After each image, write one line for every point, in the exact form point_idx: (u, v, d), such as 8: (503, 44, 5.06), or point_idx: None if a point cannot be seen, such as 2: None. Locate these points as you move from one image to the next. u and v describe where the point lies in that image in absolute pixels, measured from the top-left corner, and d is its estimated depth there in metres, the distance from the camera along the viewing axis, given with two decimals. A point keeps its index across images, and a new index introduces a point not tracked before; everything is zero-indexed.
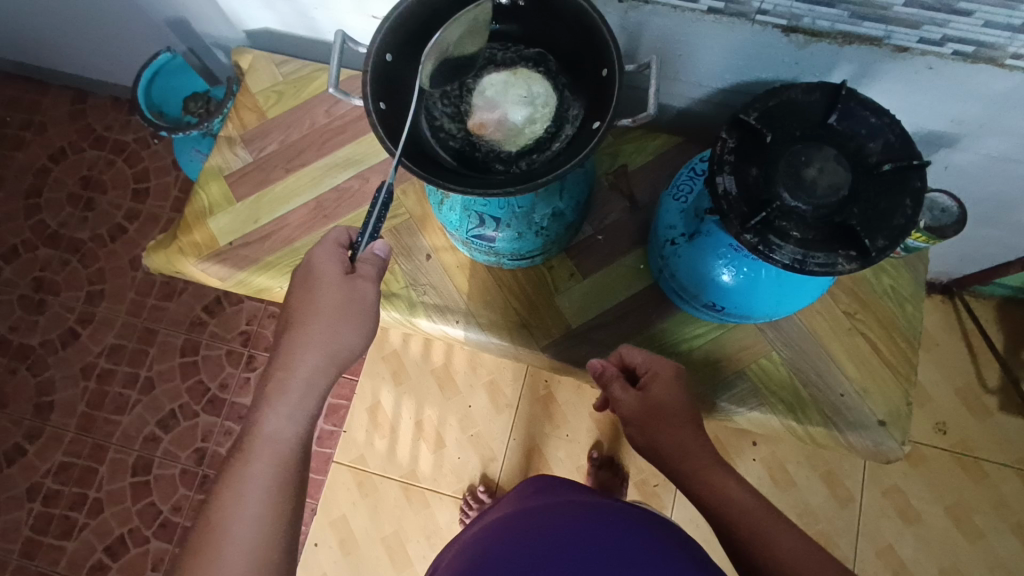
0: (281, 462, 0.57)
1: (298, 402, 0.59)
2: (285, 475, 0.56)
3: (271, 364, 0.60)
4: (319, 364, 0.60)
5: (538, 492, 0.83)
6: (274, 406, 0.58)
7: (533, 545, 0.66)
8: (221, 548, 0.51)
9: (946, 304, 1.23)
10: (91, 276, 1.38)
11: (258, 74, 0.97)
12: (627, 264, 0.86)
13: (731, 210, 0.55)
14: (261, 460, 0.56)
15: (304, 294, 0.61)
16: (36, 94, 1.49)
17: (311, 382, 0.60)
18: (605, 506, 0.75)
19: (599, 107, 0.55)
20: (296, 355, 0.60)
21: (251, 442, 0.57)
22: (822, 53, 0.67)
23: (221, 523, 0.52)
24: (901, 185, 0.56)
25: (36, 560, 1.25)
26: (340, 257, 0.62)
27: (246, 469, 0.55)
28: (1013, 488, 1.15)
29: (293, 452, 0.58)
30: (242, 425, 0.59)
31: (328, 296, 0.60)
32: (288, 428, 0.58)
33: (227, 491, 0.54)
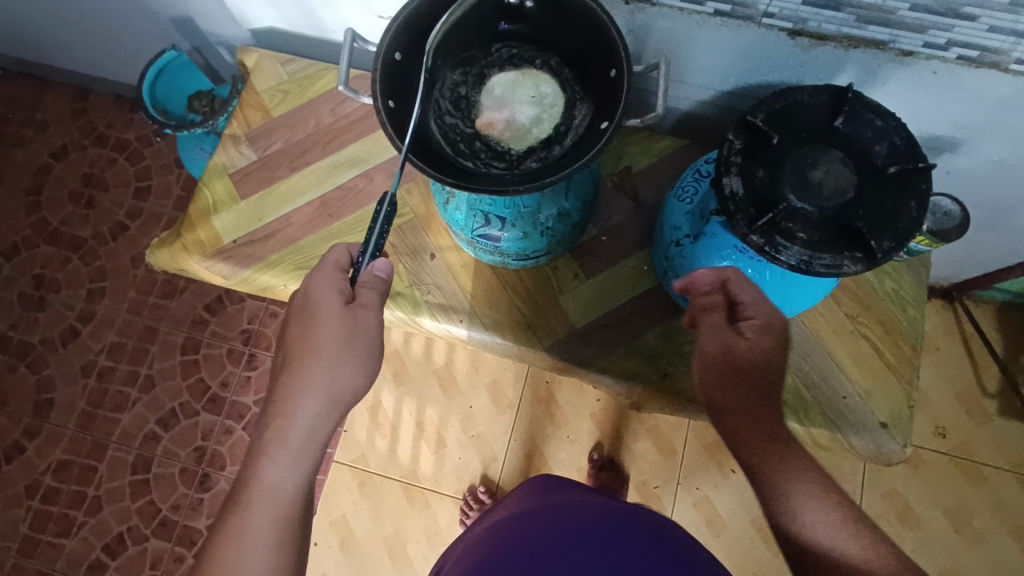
0: (281, 512, 0.57)
1: (298, 452, 0.59)
2: (284, 527, 0.56)
3: (271, 408, 0.60)
4: (320, 410, 0.59)
5: (546, 490, 0.84)
6: (274, 455, 0.58)
7: (538, 554, 0.65)
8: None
9: (945, 308, 1.23)
10: (92, 274, 1.38)
11: (263, 73, 0.97)
12: (630, 265, 0.86)
13: (737, 211, 0.56)
14: (262, 513, 0.56)
15: (303, 333, 0.61)
16: (37, 92, 1.49)
17: (312, 429, 0.59)
18: (608, 508, 0.74)
19: (607, 107, 0.56)
20: (297, 400, 0.59)
21: (252, 494, 0.57)
22: (828, 57, 0.68)
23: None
24: (905, 187, 0.56)
25: (34, 558, 1.24)
26: (340, 284, 0.62)
27: (245, 522, 0.55)
28: (1012, 492, 1.16)
29: (292, 502, 0.57)
30: (240, 474, 0.58)
31: (331, 334, 0.60)
32: (289, 478, 0.58)
33: (225, 549, 0.54)
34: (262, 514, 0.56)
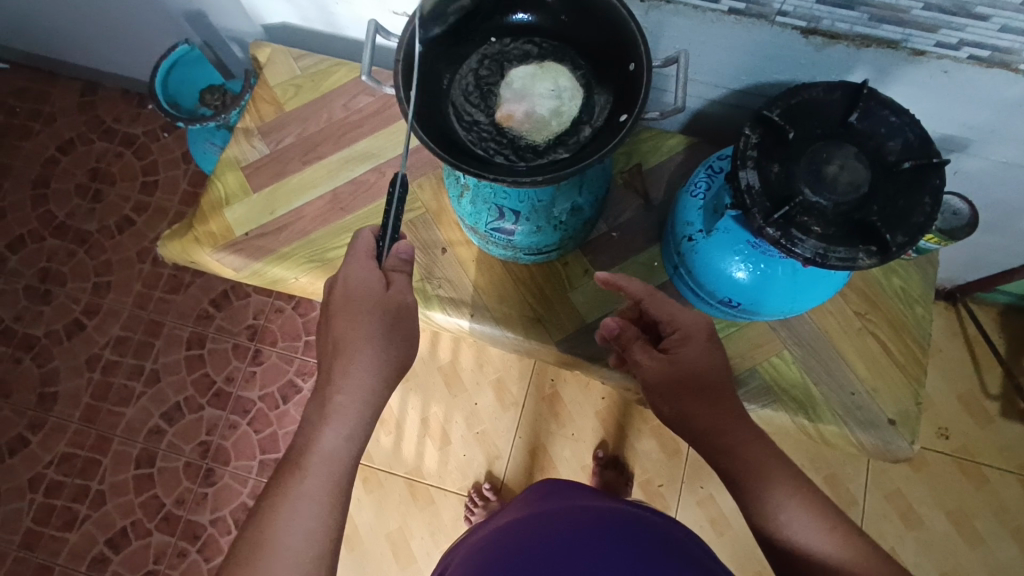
0: (331, 480, 0.58)
1: (354, 423, 0.60)
2: (333, 500, 0.57)
3: (328, 380, 0.61)
4: (372, 389, 0.61)
5: (544, 497, 0.83)
6: (332, 423, 0.60)
7: (566, 540, 0.67)
8: (271, 565, 0.52)
9: (949, 311, 1.24)
10: (98, 268, 1.38)
11: (276, 67, 0.98)
12: (640, 262, 0.87)
13: (753, 204, 0.56)
14: (317, 478, 0.57)
15: (353, 318, 0.62)
16: (45, 85, 1.49)
17: (366, 406, 0.61)
18: (618, 512, 0.75)
19: (627, 100, 0.56)
20: (351, 376, 0.61)
21: (308, 458, 0.58)
22: (840, 56, 0.68)
23: (272, 539, 0.54)
24: (919, 183, 0.57)
25: (36, 551, 1.24)
26: (375, 270, 0.63)
27: (300, 486, 0.56)
28: (1014, 494, 1.16)
29: (342, 476, 0.59)
30: (298, 439, 0.60)
31: (375, 318, 0.62)
32: (342, 450, 0.60)
33: (279, 509, 0.55)
34: (314, 482, 0.57)
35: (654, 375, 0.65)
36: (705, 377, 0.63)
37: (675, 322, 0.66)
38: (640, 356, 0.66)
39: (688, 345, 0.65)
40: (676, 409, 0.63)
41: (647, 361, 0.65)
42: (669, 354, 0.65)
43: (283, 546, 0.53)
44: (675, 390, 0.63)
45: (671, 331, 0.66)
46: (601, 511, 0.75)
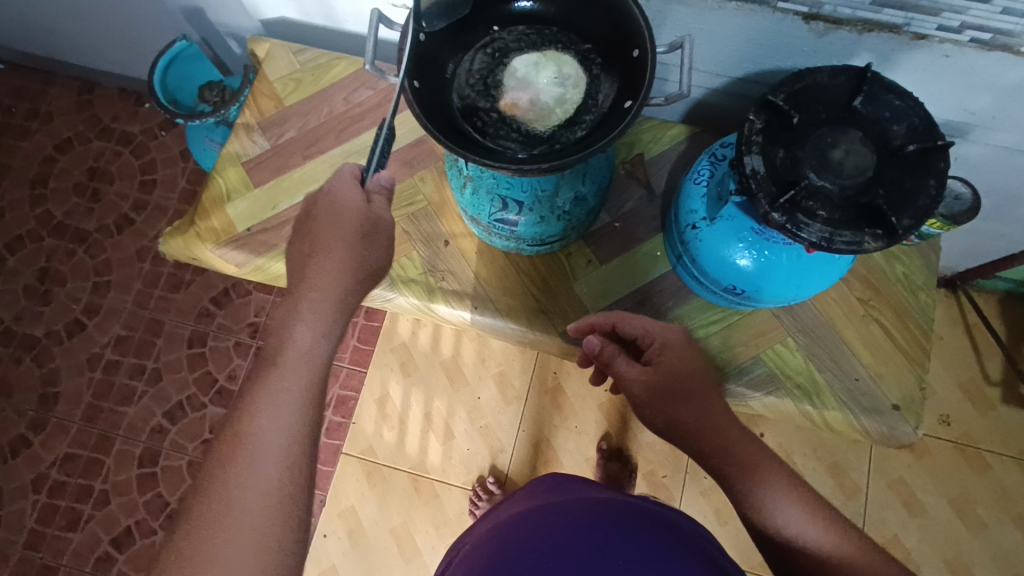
0: (307, 374, 0.58)
1: (330, 322, 0.61)
2: (310, 397, 0.58)
3: (300, 283, 0.61)
4: (346, 292, 0.61)
5: (553, 491, 0.83)
6: (306, 321, 0.60)
7: (566, 533, 0.67)
8: (251, 455, 0.54)
9: (950, 298, 1.25)
10: (97, 268, 1.38)
11: (275, 62, 0.97)
12: (643, 252, 0.87)
13: (759, 189, 0.57)
14: (294, 374, 0.58)
15: (329, 226, 0.61)
16: (42, 85, 1.49)
17: (339, 307, 0.61)
18: (620, 504, 0.75)
19: (632, 87, 0.56)
20: (323, 277, 0.60)
21: (284, 356, 0.59)
22: (842, 41, 0.68)
23: (252, 432, 0.54)
24: (924, 166, 0.57)
25: (40, 551, 1.23)
26: (357, 190, 0.62)
27: (277, 385, 0.57)
28: (1015, 479, 1.17)
29: (318, 373, 0.59)
30: (272, 339, 0.60)
31: (352, 223, 0.61)
32: (317, 350, 0.60)
33: (257, 406, 0.55)
34: (292, 380, 0.58)
35: (641, 386, 0.66)
36: (689, 380, 0.65)
37: (651, 333, 0.69)
38: (625, 369, 0.68)
39: (668, 352, 0.67)
40: (669, 421, 0.64)
41: (631, 373, 0.67)
42: (653, 364, 0.67)
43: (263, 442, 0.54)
44: (663, 395, 0.65)
45: (649, 341, 0.69)
46: (613, 507, 0.74)
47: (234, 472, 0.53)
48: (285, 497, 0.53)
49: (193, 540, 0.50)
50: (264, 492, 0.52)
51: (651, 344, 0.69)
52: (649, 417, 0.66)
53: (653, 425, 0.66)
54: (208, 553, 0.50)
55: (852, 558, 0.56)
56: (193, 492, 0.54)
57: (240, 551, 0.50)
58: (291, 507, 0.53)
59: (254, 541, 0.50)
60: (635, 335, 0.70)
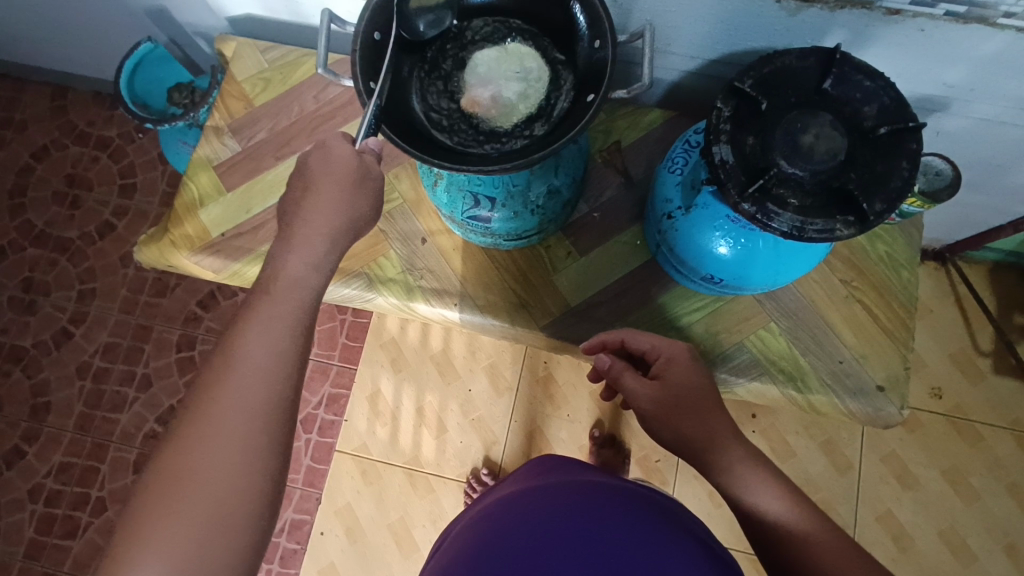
0: (298, 301, 0.57)
1: (321, 253, 0.59)
2: (300, 326, 0.56)
3: (293, 213, 0.59)
4: (335, 230, 0.59)
5: (549, 469, 0.80)
6: (297, 250, 0.58)
7: (568, 509, 0.66)
8: (236, 376, 0.52)
9: (939, 270, 1.24)
10: (81, 275, 1.36)
11: (242, 61, 0.95)
12: (623, 241, 0.86)
13: (728, 179, 0.56)
14: (285, 301, 0.56)
15: (322, 158, 0.59)
16: (14, 91, 1.46)
17: (331, 240, 0.59)
18: (619, 484, 0.74)
19: (594, 79, 0.55)
20: (314, 208, 0.58)
21: (276, 283, 0.57)
22: (814, 19, 0.66)
23: (239, 355, 0.53)
24: (896, 148, 0.56)
25: (40, 561, 1.24)
26: (346, 146, 0.59)
27: (267, 311, 0.55)
28: (1007, 449, 1.17)
29: (307, 305, 0.58)
30: (265, 268, 0.59)
31: (348, 162, 0.58)
32: (307, 279, 0.58)
33: (246, 327, 0.54)
34: (283, 305, 0.56)
35: (650, 402, 0.65)
36: (697, 395, 0.64)
37: (658, 349, 0.68)
38: (633, 385, 0.67)
39: (674, 366, 0.66)
40: (674, 433, 0.64)
41: (640, 391, 0.66)
42: (660, 379, 0.66)
43: (250, 365, 0.52)
44: (669, 409, 0.64)
45: (656, 356, 0.68)
46: (615, 487, 0.72)
47: (218, 392, 0.51)
48: (268, 423, 0.51)
49: (173, 458, 0.49)
50: (248, 415, 0.51)
51: (658, 358, 0.68)
52: (645, 416, 0.66)
53: (660, 438, 0.66)
54: (188, 473, 0.48)
55: (830, 542, 0.56)
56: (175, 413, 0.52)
57: (220, 474, 0.48)
58: (274, 436, 0.51)
59: (235, 466, 0.49)
60: (643, 350, 0.69)
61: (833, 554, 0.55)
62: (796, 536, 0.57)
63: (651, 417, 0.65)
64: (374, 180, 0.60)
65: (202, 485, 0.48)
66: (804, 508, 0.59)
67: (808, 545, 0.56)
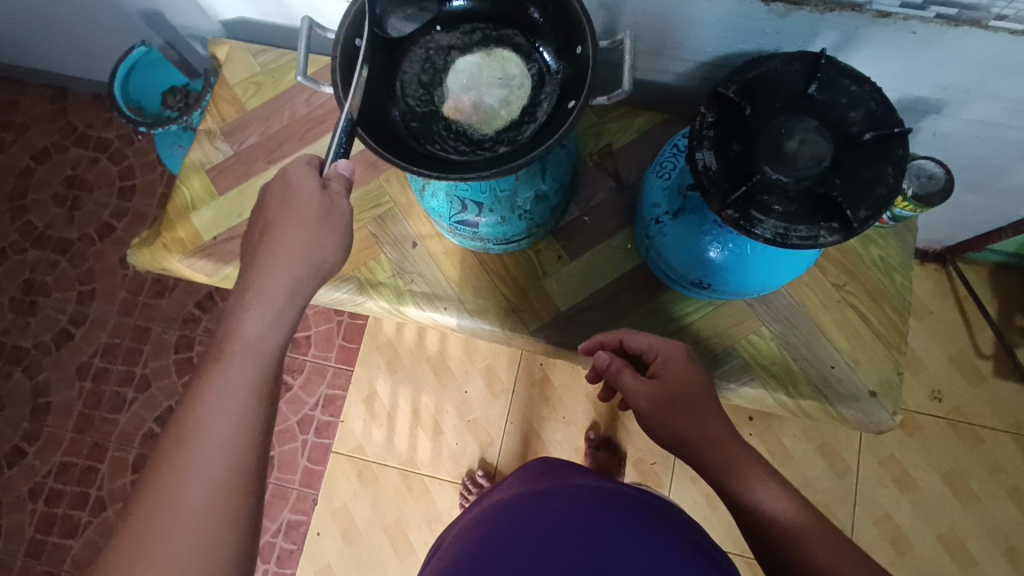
0: (259, 358, 0.56)
1: (280, 308, 0.58)
2: (262, 385, 0.55)
3: (251, 267, 0.59)
4: (297, 279, 0.58)
5: (544, 471, 0.78)
6: (255, 308, 0.57)
7: (559, 520, 0.63)
8: (194, 446, 0.51)
9: (939, 272, 1.23)
10: (80, 277, 1.37)
11: (234, 65, 0.96)
12: (613, 246, 0.85)
13: (712, 185, 0.55)
14: (243, 362, 0.55)
15: (281, 203, 0.58)
16: (15, 94, 1.47)
17: (292, 293, 0.59)
18: (616, 492, 0.70)
19: (575, 85, 0.54)
20: (274, 261, 0.58)
21: (232, 344, 0.56)
22: (804, 21, 0.65)
23: (196, 423, 0.52)
24: (882, 153, 0.55)
25: (41, 560, 1.25)
26: (312, 175, 0.58)
27: (225, 374, 0.54)
28: (1009, 453, 1.16)
29: (269, 362, 0.57)
30: (222, 326, 0.58)
31: (309, 205, 0.58)
32: (268, 336, 0.57)
33: (202, 394, 0.53)
34: (240, 366, 0.55)
35: (647, 399, 0.64)
36: (694, 394, 0.63)
37: (654, 348, 0.67)
38: (631, 383, 0.66)
39: (671, 365, 0.65)
40: (668, 430, 0.63)
41: (637, 386, 0.65)
42: (657, 378, 0.65)
43: (207, 432, 0.51)
44: (665, 407, 0.63)
45: (653, 356, 0.67)
46: (610, 492, 0.70)
47: (175, 464, 0.50)
48: (230, 492, 0.51)
49: (132, 536, 0.48)
50: (208, 487, 0.50)
51: (654, 358, 0.67)
52: (639, 412, 0.65)
53: (654, 434, 0.65)
54: (146, 550, 0.47)
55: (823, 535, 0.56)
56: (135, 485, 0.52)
57: (179, 552, 0.48)
58: (239, 505, 0.51)
59: (195, 541, 0.48)
60: (640, 350, 0.68)
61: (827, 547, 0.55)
62: (786, 536, 0.57)
63: (647, 416, 0.64)
64: (338, 217, 0.59)
65: (161, 565, 0.47)
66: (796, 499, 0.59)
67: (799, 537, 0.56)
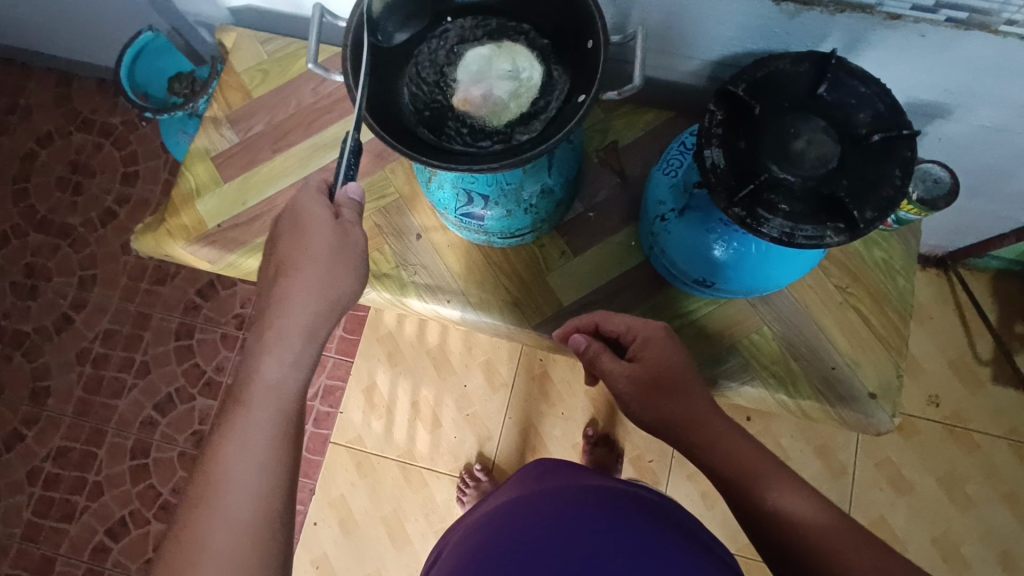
0: (280, 402, 0.57)
1: (298, 350, 0.58)
2: (284, 430, 0.56)
3: (266, 309, 0.59)
4: (316, 318, 0.59)
5: (545, 473, 0.78)
6: (273, 352, 0.58)
7: (553, 521, 0.63)
8: (223, 494, 0.52)
9: (940, 277, 1.23)
10: (83, 262, 1.37)
11: (242, 53, 0.95)
12: (617, 242, 0.86)
13: (718, 183, 0.55)
14: (264, 406, 0.56)
15: (293, 240, 0.59)
16: (20, 78, 1.47)
17: (309, 334, 0.59)
18: (616, 490, 0.70)
19: (585, 80, 0.54)
20: (290, 303, 0.58)
21: (252, 388, 0.57)
22: (813, 22, 0.65)
23: (222, 471, 0.53)
24: (889, 156, 0.55)
25: (38, 543, 1.26)
26: (322, 203, 0.59)
27: (245, 421, 0.55)
28: (1005, 458, 1.16)
29: (290, 406, 0.57)
30: (242, 371, 0.58)
31: (321, 240, 0.58)
32: (287, 379, 0.58)
33: (226, 442, 0.54)
34: (262, 411, 0.56)
35: (629, 382, 0.64)
36: (676, 374, 0.63)
37: (633, 330, 0.66)
38: (610, 365, 0.66)
39: (651, 347, 0.64)
40: (656, 415, 0.63)
41: (617, 369, 0.65)
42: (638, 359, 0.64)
43: (234, 478, 0.52)
44: (649, 390, 0.63)
45: (632, 338, 0.66)
46: (615, 491, 0.70)
47: (206, 512, 0.51)
48: (260, 536, 0.51)
49: None
50: (233, 535, 0.51)
51: (633, 339, 0.66)
52: (621, 396, 0.65)
53: (641, 420, 0.64)
54: None
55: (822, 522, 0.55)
56: (168, 531, 0.53)
57: None
58: (269, 548, 0.51)
59: None
60: (618, 332, 0.67)
61: (822, 531, 0.55)
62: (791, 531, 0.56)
63: (631, 401, 0.64)
64: (354, 252, 0.59)
65: None
66: (793, 484, 0.58)
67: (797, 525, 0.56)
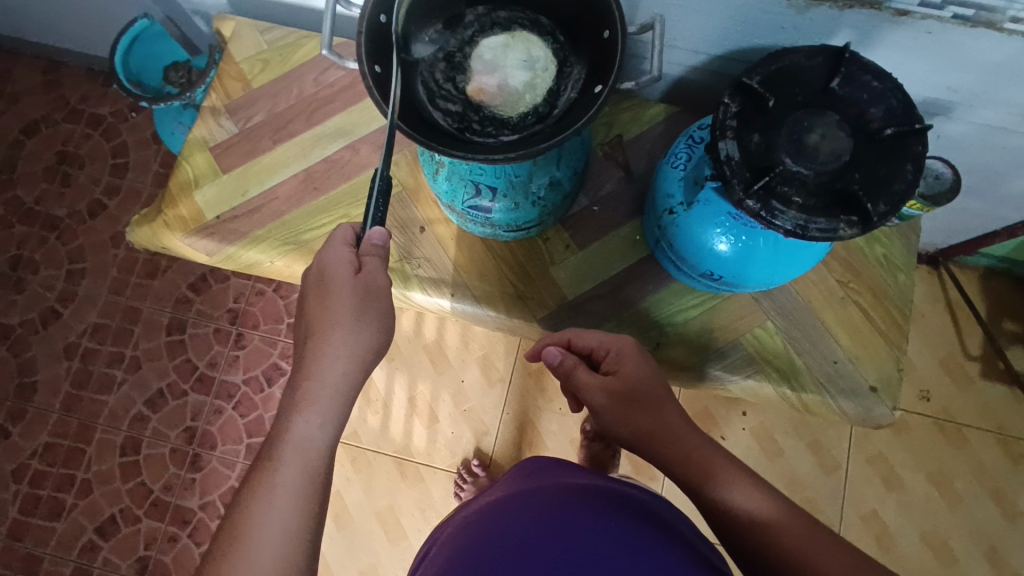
0: (310, 459, 0.57)
1: (326, 410, 0.58)
2: (311, 486, 0.55)
3: (299, 369, 0.60)
4: (345, 376, 0.59)
5: (534, 472, 0.76)
6: (304, 411, 0.58)
7: (554, 526, 0.61)
8: (250, 551, 0.51)
9: (932, 274, 1.25)
10: (71, 254, 1.34)
11: (241, 41, 0.94)
12: (622, 236, 0.86)
13: (733, 176, 0.55)
14: (292, 463, 0.56)
15: (321, 302, 0.60)
16: (6, 65, 1.43)
17: (340, 394, 0.59)
18: (617, 493, 0.69)
19: (602, 70, 0.54)
20: (321, 364, 0.59)
21: (281, 445, 0.57)
22: (822, 17, 0.66)
23: (251, 526, 0.52)
24: (901, 150, 0.55)
25: (24, 542, 1.23)
26: (348, 256, 0.60)
27: (275, 476, 0.55)
28: (993, 454, 1.18)
29: (320, 463, 0.57)
30: (271, 428, 0.59)
31: (345, 300, 0.59)
32: (317, 436, 0.58)
33: (256, 498, 0.53)
34: (291, 467, 0.55)
35: (605, 396, 0.65)
36: (651, 388, 0.65)
37: (604, 345, 0.68)
38: (586, 379, 0.67)
39: (625, 359, 0.67)
40: (629, 428, 0.64)
41: (593, 383, 0.66)
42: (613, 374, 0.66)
43: (263, 534, 0.52)
44: (624, 403, 0.64)
45: (604, 353, 0.69)
46: (616, 493, 0.69)
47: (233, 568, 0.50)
48: None
49: None
50: None
51: (606, 354, 0.68)
52: (599, 409, 0.66)
53: (616, 433, 0.66)
54: None
55: (800, 530, 0.55)
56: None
57: None
58: None
59: None
60: (591, 348, 0.69)
61: (797, 541, 0.54)
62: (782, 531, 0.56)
63: (605, 412, 0.65)
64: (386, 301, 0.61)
65: None
66: (770, 495, 0.58)
67: (772, 530, 0.55)
